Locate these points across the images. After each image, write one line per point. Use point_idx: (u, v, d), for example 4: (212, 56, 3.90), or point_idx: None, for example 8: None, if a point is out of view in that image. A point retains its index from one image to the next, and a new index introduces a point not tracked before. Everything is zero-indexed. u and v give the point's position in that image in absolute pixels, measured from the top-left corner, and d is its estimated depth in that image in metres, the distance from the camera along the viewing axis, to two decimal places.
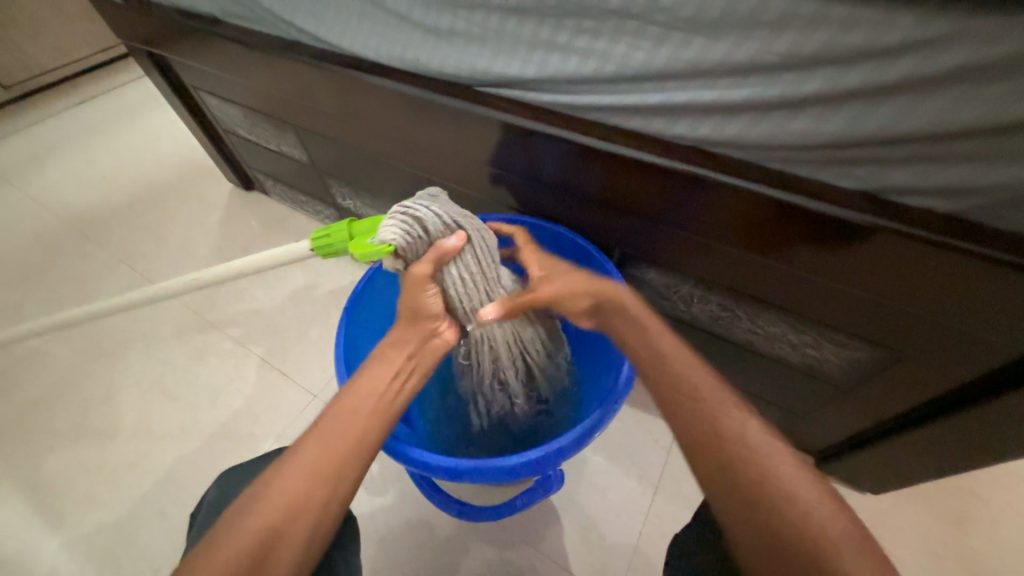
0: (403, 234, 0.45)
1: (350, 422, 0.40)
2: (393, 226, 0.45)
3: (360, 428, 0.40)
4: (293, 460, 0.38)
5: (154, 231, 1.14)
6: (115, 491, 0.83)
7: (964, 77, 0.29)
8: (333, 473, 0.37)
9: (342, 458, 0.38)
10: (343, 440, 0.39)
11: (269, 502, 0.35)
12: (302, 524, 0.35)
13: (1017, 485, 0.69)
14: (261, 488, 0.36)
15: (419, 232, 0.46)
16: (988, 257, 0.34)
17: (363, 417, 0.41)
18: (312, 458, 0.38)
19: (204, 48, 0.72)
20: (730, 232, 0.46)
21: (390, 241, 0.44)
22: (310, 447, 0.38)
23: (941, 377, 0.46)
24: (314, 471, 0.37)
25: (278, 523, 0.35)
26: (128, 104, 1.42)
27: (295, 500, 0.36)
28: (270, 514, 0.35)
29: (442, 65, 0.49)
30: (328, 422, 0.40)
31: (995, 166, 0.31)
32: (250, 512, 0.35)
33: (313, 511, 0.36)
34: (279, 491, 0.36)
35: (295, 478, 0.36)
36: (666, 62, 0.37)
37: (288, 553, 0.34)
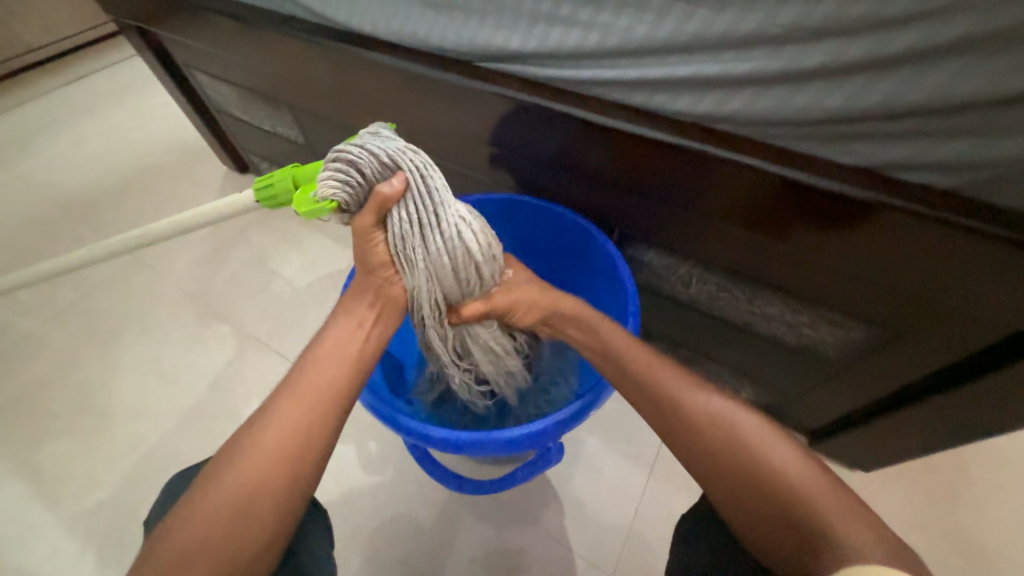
0: (343, 187, 0.43)
1: (318, 377, 0.41)
2: (334, 178, 0.43)
3: (329, 382, 0.41)
4: (268, 417, 0.39)
5: (148, 214, 1.13)
6: (114, 471, 0.83)
7: (969, 49, 0.29)
8: (306, 425, 0.39)
9: (313, 411, 0.40)
10: (312, 394, 0.40)
11: (246, 455, 0.37)
12: (279, 474, 0.37)
13: (1007, 464, 0.70)
14: (240, 443, 0.38)
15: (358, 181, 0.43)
16: (988, 233, 0.35)
17: (330, 372, 0.42)
18: (283, 413, 0.39)
19: (195, 23, 0.70)
20: (729, 210, 0.46)
21: (331, 197, 0.43)
22: (282, 404, 0.40)
23: (935, 355, 0.47)
24: (287, 424, 0.38)
25: (256, 474, 0.36)
26: (118, 84, 1.39)
27: (269, 452, 0.37)
28: (248, 466, 0.37)
29: (441, 40, 0.48)
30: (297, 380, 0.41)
31: (995, 142, 0.32)
32: (231, 466, 0.37)
33: (289, 462, 0.37)
34: (256, 446, 0.37)
35: (269, 432, 0.38)
36: (669, 35, 0.37)
37: (270, 499, 0.36)
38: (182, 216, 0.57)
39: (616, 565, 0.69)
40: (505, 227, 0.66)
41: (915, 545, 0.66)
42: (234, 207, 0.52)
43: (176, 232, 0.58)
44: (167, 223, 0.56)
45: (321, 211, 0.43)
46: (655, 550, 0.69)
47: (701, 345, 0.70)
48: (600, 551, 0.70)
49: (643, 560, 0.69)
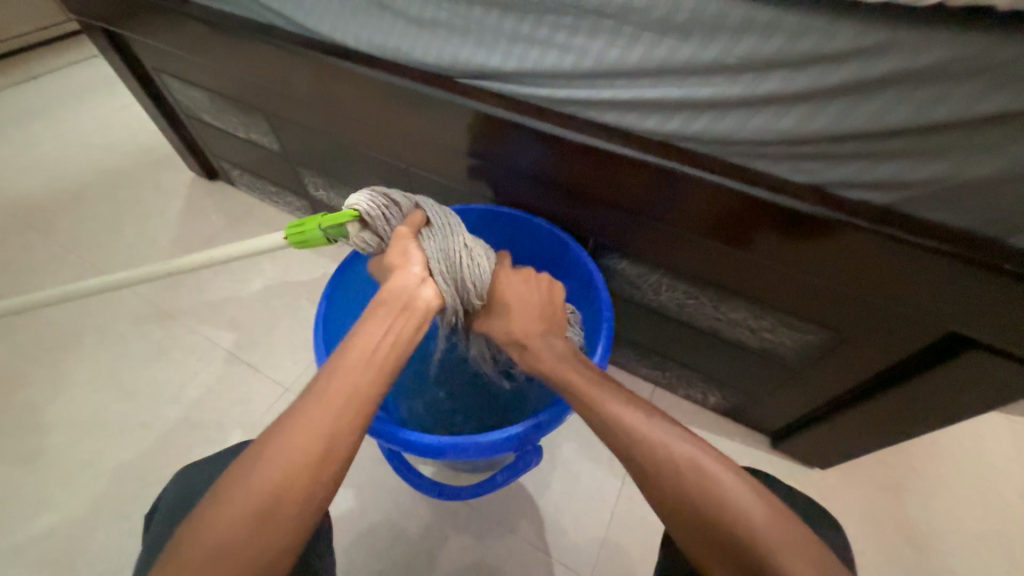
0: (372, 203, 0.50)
1: (345, 379, 0.38)
2: (366, 196, 0.50)
3: (356, 386, 0.38)
4: (290, 421, 0.36)
5: (108, 221, 1.08)
6: (67, 492, 0.78)
7: (899, 82, 0.33)
8: (331, 432, 0.35)
9: (337, 418, 0.36)
10: (338, 399, 0.37)
11: (268, 462, 0.34)
12: (303, 483, 0.34)
13: (947, 457, 0.76)
14: (261, 447, 0.35)
15: (387, 207, 0.51)
16: (921, 244, 0.39)
17: (358, 374, 0.38)
18: (307, 418, 0.35)
19: (167, 27, 0.69)
20: (695, 222, 0.49)
21: (357, 205, 0.49)
22: (306, 407, 0.36)
23: (880, 355, 0.51)
24: (311, 431, 0.35)
25: (278, 482, 0.33)
26: (77, 85, 1.33)
27: (291, 460, 0.34)
28: (269, 474, 0.33)
29: (423, 55, 0.50)
30: (322, 381, 0.38)
31: (922, 163, 0.36)
32: (251, 472, 0.34)
33: (313, 472, 0.34)
34: (278, 451, 0.34)
35: (292, 438, 0.35)
36: (640, 59, 0.40)
37: (292, 509, 0.33)
38: (206, 252, 0.60)
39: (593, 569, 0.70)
40: (483, 236, 0.68)
41: (868, 536, 0.70)
42: (259, 246, 0.56)
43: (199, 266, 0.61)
44: (192, 260, 0.59)
45: (343, 217, 0.49)
46: (631, 553, 0.71)
47: (671, 350, 0.73)
48: (577, 555, 0.71)
49: (619, 562, 0.71)
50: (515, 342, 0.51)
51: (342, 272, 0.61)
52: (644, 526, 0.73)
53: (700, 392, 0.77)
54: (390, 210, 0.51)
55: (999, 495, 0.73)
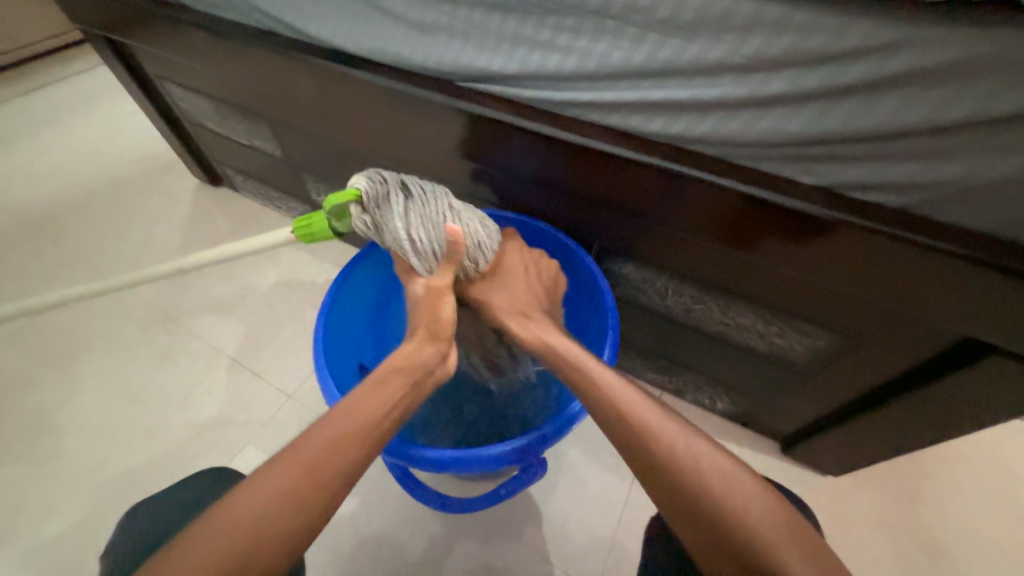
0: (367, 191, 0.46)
1: (333, 443, 0.36)
2: (365, 176, 0.47)
3: (344, 453, 0.36)
4: (264, 482, 0.33)
5: (114, 228, 1.09)
6: (72, 500, 0.78)
7: (913, 80, 0.32)
8: (308, 504, 0.33)
9: (320, 487, 0.34)
10: (323, 466, 0.35)
11: (232, 529, 0.31)
12: (266, 557, 0.32)
13: (962, 462, 0.74)
14: (227, 507, 0.32)
15: (379, 196, 0.46)
16: (937, 248, 0.37)
17: (347, 441, 0.36)
18: (285, 483, 0.33)
19: (169, 35, 0.69)
20: (702, 226, 0.48)
21: (358, 187, 0.46)
22: (284, 469, 0.34)
23: (893, 362, 0.50)
24: (287, 500, 0.33)
25: (240, 555, 0.31)
26: (84, 93, 1.34)
27: (260, 531, 0.32)
28: (231, 544, 0.31)
29: (424, 59, 0.49)
30: (308, 440, 0.36)
31: (937, 164, 0.35)
32: (210, 537, 0.31)
33: (280, 546, 0.32)
34: (246, 517, 0.32)
35: (266, 503, 0.33)
36: (644, 61, 0.39)
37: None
38: (208, 252, 0.61)
39: None
40: None
41: (883, 544, 0.69)
42: (259, 244, 0.57)
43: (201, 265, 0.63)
44: (194, 259, 0.61)
45: (344, 196, 0.46)
46: (639, 561, 0.70)
47: (678, 355, 0.72)
48: (585, 563, 0.70)
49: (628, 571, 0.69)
50: (518, 313, 0.50)
51: (346, 275, 0.60)
52: None
53: (708, 397, 0.76)
54: (381, 198, 0.46)
55: (1018, 501, 0.71)
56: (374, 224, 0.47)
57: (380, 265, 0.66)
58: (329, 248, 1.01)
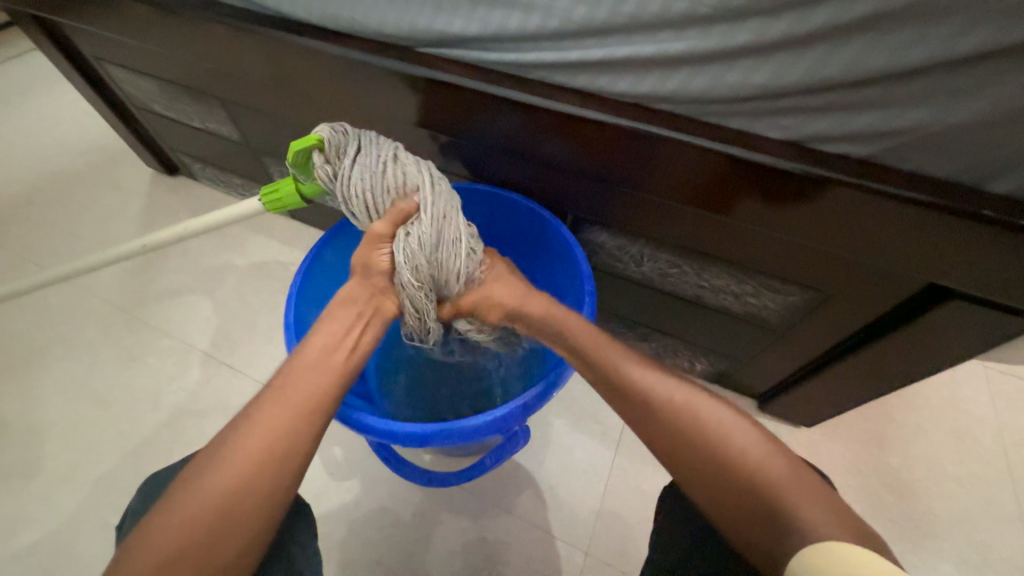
0: (332, 140, 0.48)
1: (301, 382, 0.41)
2: (335, 128, 0.50)
3: (312, 386, 0.41)
4: (248, 422, 0.39)
5: (64, 225, 1.02)
6: (45, 508, 0.75)
7: (873, 26, 0.32)
8: (288, 431, 0.38)
9: (299, 415, 0.39)
10: (296, 399, 0.40)
11: (225, 463, 0.36)
12: (262, 481, 0.37)
13: (926, 407, 0.78)
14: (220, 448, 0.37)
15: (344, 152, 0.49)
16: (899, 196, 0.38)
17: (318, 376, 0.42)
18: (264, 417, 0.39)
19: (100, 10, 0.64)
20: (673, 188, 0.48)
21: (323, 134, 0.48)
22: (263, 407, 0.39)
23: (861, 311, 0.51)
24: (267, 430, 0.38)
25: (236, 482, 0.36)
26: (18, 82, 1.24)
27: (248, 460, 0.37)
28: (225, 474, 0.36)
29: (380, 24, 0.47)
30: (279, 384, 0.41)
31: (898, 112, 0.35)
32: (208, 472, 0.36)
33: (271, 468, 0.37)
34: (237, 450, 0.37)
35: (250, 436, 0.38)
36: (607, 16, 0.38)
37: (257, 498, 0.36)
38: (183, 227, 0.65)
39: (591, 541, 0.71)
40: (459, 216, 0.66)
41: (853, 487, 0.73)
42: (232, 216, 0.61)
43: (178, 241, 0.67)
44: (169, 235, 0.64)
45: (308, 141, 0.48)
46: (627, 522, 0.72)
47: (657, 321, 0.73)
48: (575, 528, 0.72)
49: (616, 532, 0.71)
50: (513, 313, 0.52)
51: (314, 256, 0.58)
52: (638, 496, 0.74)
53: (687, 360, 0.78)
54: (348, 148, 0.49)
55: (976, 440, 0.75)
56: (332, 173, 0.49)
57: (349, 244, 0.64)
58: (298, 234, 0.98)
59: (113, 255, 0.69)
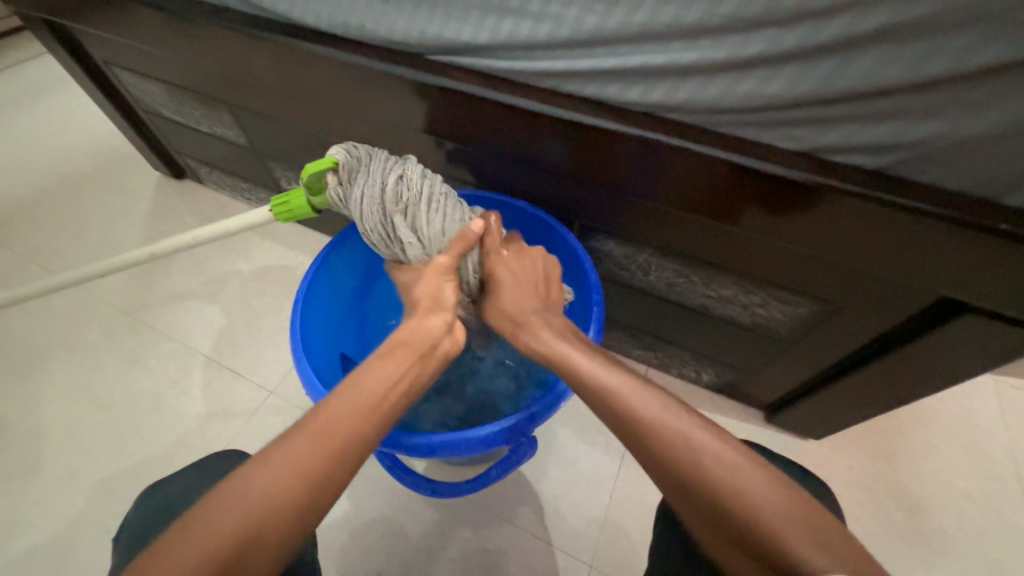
0: (345, 160, 0.51)
1: (341, 423, 0.36)
2: (346, 151, 0.51)
3: (353, 431, 0.37)
4: (278, 457, 0.34)
5: (70, 227, 1.03)
6: (44, 512, 0.75)
7: (887, 38, 0.32)
8: (318, 481, 0.34)
9: (336, 460, 0.35)
10: (334, 444, 0.35)
11: (244, 505, 0.32)
12: (279, 529, 0.33)
13: (935, 422, 0.77)
14: (240, 483, 0.33)
15: (357, 171, 0.51)
16: (911, 207, 0.37)
17: (362, 419, 0.37)
18: (296, 459, 0.34)
19: (110, 16, 0.64)
20: (683, 198, 0.47)
21: (336, 155, 0.51)
22: (300, 444, 0.35)
23: (873, 322, 0.50)
24: (298, 476, 0.34)
25: (259, 526, 0.32)
26: (27, 85, 1.25)
27: (270, 507, 0.33)
28: (241, 521, 0.32)
29: (389, 32, 0.47)
30: (319, 419, 0.36)
31: (913, 124, 0.35)
32: (226, 511, 0.32)
33: (297, 516, 0.33)
34: (263, 488, 0.33)
35: (281, 476, 0.33)
36: (619, 26, 0.37)
37: (277, 546, 0.33)
38: (190, 234, 0.65)
39: (594, 554, 0.70)
40: None
41: (862, 502, 0.71)
42: (240, 224, 0.61)
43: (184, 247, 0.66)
44: (177, 241, 0.64)
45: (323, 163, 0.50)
46: (632, 534, 0.71)
47: (663, 331, 0.72)
48: (579, 540, 0.71)
49: (621, 544, 0.70)
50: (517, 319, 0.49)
51: (321, 264, 0.58)
52: (642, 507, 0.73)
53: (693, 370, 0.77)
54: (361, 166, 0.51)
55: (986, 454, 0.74)
56: (344, 195, 0.51)
57: (354, 250, 0.64)
58: (302, 238, 0.98)
59: (118, 261, 0.69)
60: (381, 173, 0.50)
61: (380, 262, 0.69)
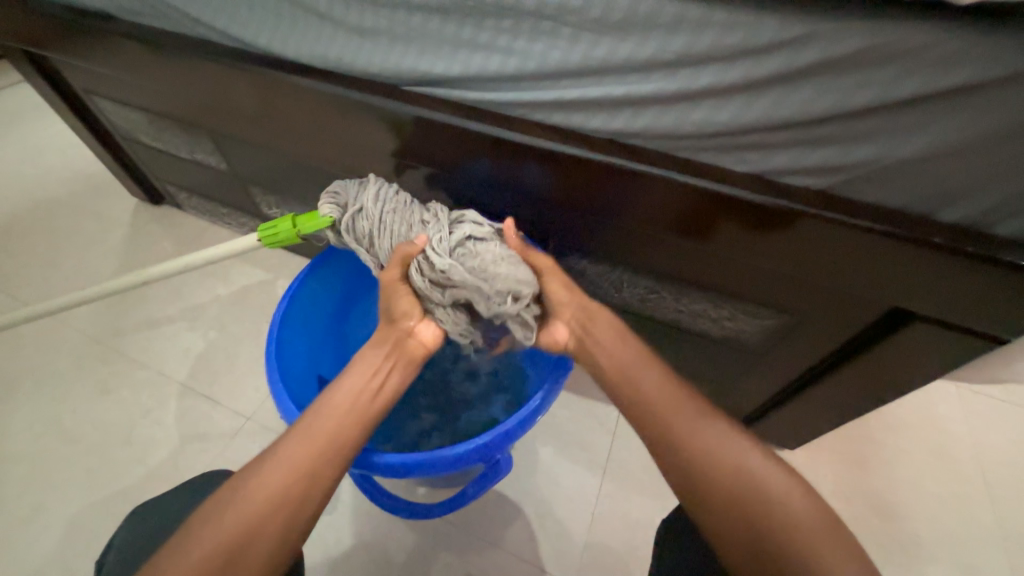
0: (331, 210, 0.53)
1: (325, 423, 0.43)
2: (327, 197, 0.54)
3: (336, 428, 0.43)
4: (272, 457, 0.40)
5: (43, 255, 1.01)
6: (4, 553, 0.71)
7: (823, 71, 0.35)
8: (310, 472, 0.40)
9: (320, 456, 0.41)
10: (318, 442, 0.41)
11: (248, 498, 0.38)
12: (274, 521, 0.38)
13: (905, 428, 0.79)
14: (240, 485, 0.39)
15: (342, 214, 0.54)
16: (853, 224, 0.40)
17: (342, 421, 0.43)
18: (288, 456, 0.40)
19: (91, 48, 0.65)
20: (648, 218, 0.50)
21: (322, 209, 0.53)
22: (290, 444, 0.41)
23: (833, 332, 0.53)
24: (293, 469, 0.40)
25: (255, 517, 0.37)
26: (3, 113, 1.24)
27: (269, 498, 0.38)
28: (247, 509, 0.37)
29: (366, 64, 0.49)
30: (306, 424, 0.43)
31: (850, 149, 0.38)
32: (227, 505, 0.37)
33: (289, 507, 0.38)
34: (258, 485, 0.39)
35: (273, 473, 0.39)
36: (581, 60, 0.40)
37: (271, 537, 0.37)
38: (168, 262, 0.65)
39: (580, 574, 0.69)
40: None
41: (840, 510, 0.73)
42: (221, 251, 0.61)
43: (161, 275, 0.66)
44: (153, 269, 0.64)
45: (320, 224, 0.54)
46: (617, 552, 0.71)
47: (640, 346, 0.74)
48: (564, 559, 0.70)
49: (606, 563, 0.70)
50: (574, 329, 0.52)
51: (297, 288, 0.59)
52: (626, 524, 0.73)
53: None
54: (344, 209, 0.54)
55: (953, 458, 0.77)
56: (344, 242, 0.56)
57: (333, 273, 0.64)
58: (282, 262, 0.98)
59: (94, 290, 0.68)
60: (358, 212, 0.53)
61: (361, 284, 0.69)
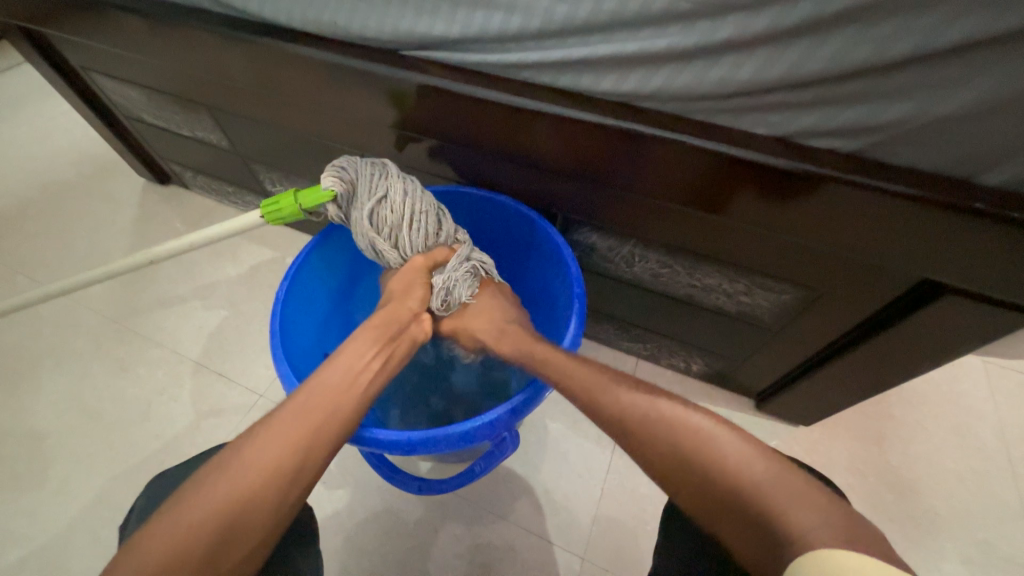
0: (336, 184, 0.51)
1: (322, 396, 0.41)
2: (332, 171, 0.51)
3: (333, 401, 0.41)
4: (264, 430, 0.38)
5: (55, 236, 1.02)
6: (35, 522, 0.75)
7: (856, 19, 0.31)
8: (306, 444, 0.38)
9: (317, 429, 0.39)
10: (314, 416, 0.40)
11: (241, 467, 0.36)
12: (269, 494, 0.36)
13: (924, 405, 0.77)
14: (231, 458, 0.37)
15: (348, 193, 0.51)
16: (886, 189, 0.37)
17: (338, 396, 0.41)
18: (282, 428, 0.38)
19: (83, 21, 0.63)
20: (662, 189, 0.47)
21: (326, 183, 0.51)
22: (284, 417, 0.39)
23: (857, 305, 0.50)
24: (287, 440, 0.38)
25: (248, 490, 0.35)
26: (10, 95, 1.24)
27: (262, 470, 0.36)
28: (239, 478, 0.35)
29: (362, 28, 0.46)
30: (300, 398, 0.40)
31: (883, 106, 0.35)
32: (219, 479, 0.35)
33: (286, 480, 0.37)
34: (250, 459, 0.36)
35: (266, 446, 0.37)
36: (589, 15, 0.37)
37: (267, 509, 0.35)
38: (175, 241, 0.64)
39: (588, 547, 0.70)
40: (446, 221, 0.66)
41: (854, 486, 0.72)
42: (230, 229, 0.60)
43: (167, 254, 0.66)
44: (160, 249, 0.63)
45: (320, 198, 0.51)
46: (626, 526, 0.71)
47: (651, 323, 0.72)
48: (572, 532, 0.71)
49: (615, 536, 0.70)
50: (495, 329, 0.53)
51: (301, 265, 0.58)
52: (635, 499, 0.73)
53: (683, 360, 0.77)
54: (350, 188, 0.51)
55: (974, 434, 0.75)
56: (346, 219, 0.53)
57: (336, 250, 0.64)
58: (289, 241, 0.97)
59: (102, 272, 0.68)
60: (370, 197, 0.50)
61: (363, 259, 0.68)
